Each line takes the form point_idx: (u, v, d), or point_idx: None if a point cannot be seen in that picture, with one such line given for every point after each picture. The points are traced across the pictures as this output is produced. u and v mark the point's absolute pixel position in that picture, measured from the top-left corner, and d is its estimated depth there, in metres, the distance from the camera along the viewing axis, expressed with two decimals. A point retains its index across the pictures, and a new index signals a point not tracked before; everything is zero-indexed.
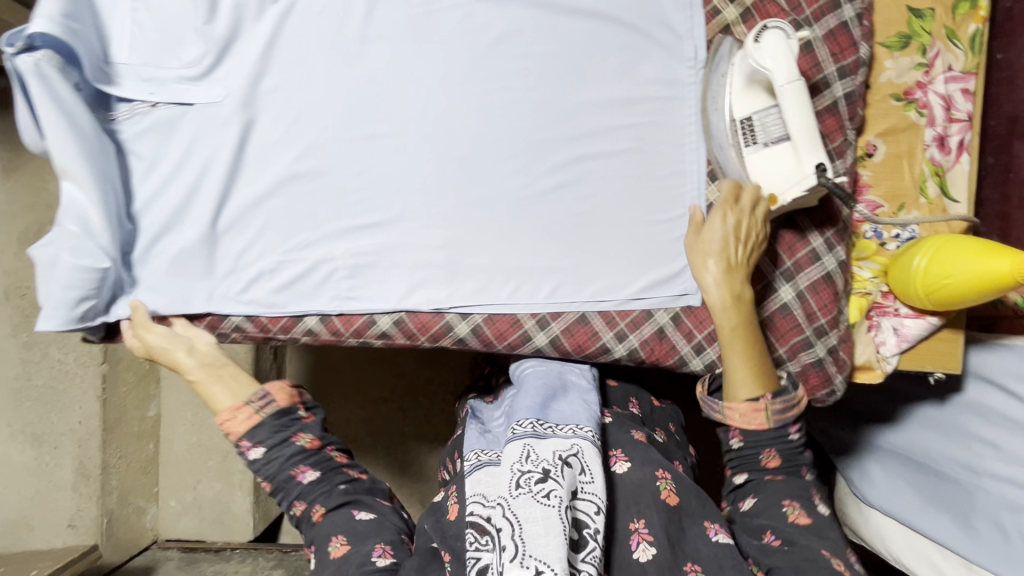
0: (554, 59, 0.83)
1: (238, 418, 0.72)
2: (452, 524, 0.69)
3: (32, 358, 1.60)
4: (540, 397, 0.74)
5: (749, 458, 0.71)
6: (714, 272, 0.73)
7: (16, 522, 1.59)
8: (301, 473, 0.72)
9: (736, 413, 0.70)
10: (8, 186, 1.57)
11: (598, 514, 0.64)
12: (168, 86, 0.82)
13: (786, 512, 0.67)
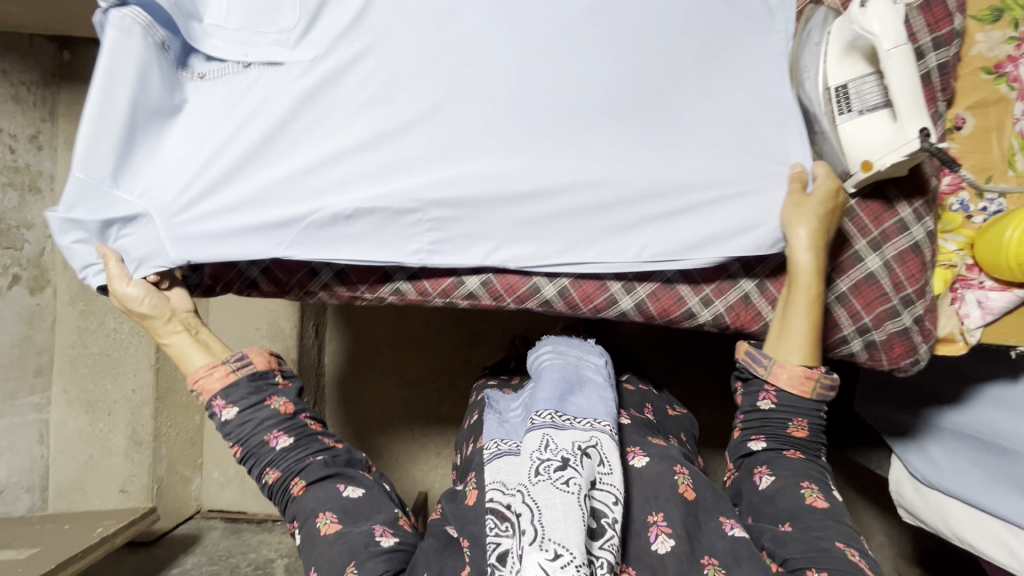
0: (636, 16, 0.80)
1: (214, 376, 0.79)
2: (473, 511, 0.79)
3: (89, 326, 1.64)
4: (559, 389, 0.82)
5: (781, 432, 0.80)
6: (811, 240, 0.76)
7: (70, 485, 1.63)
8: (275, 439, 0.77)
9: (787, 376, 0.78)
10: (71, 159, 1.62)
11: (615, 504, 0.71)
12: (260, 47, 0.81)
13: (804, 493, 0.75)
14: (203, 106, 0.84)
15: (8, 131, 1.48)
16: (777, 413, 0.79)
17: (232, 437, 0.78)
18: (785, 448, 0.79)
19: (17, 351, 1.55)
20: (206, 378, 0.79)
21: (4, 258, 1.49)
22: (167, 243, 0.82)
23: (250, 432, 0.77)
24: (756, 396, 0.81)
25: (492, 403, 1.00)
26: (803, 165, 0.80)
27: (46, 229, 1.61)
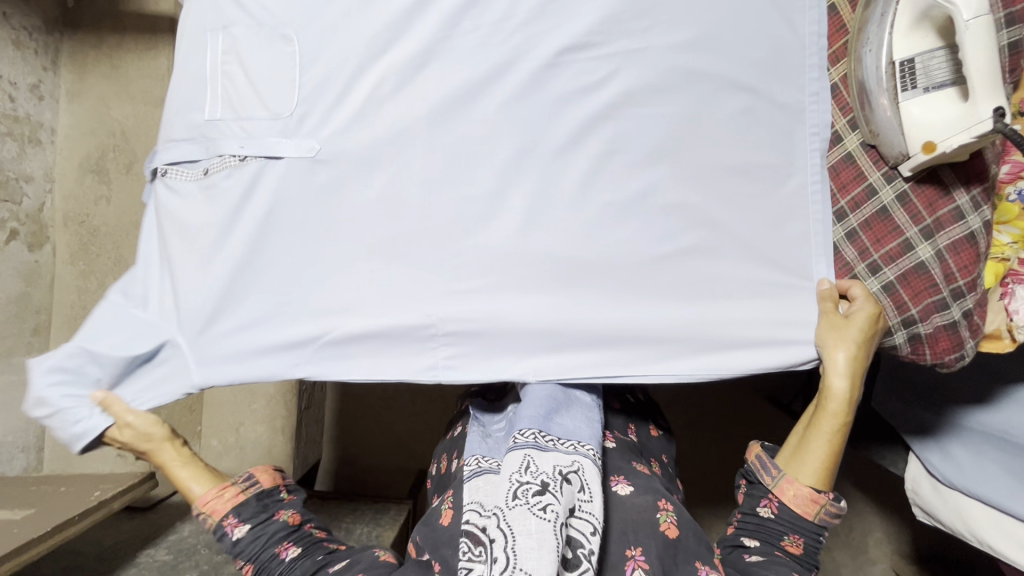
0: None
1: (224, 497, 0.81)
2: (446, 533, 0.76)
3: (89, 287, 1.60)
4: (544, 407, 0.77)
5: (778, 527, 0.77)
6: (846, 367, 0.75)
7: (65, 447, 1.60)
8: (283, 550, 0.79)
9: (795, 497, 0.76)
10: (75, 110, 1.56)
11: (593, 534, 0.67)
12: (261, 140, 0.80)
13: None
14: (201, 209, 0.82)
15: (9, 78, 1.39)
16: (776, 522, 0.77)
17: (241, 555, 0.80)
18: (777, 551, 0.76)
19: (14, 308, 1.47)
20: (212, 502, 0.81)
21: (2, 211, 1.41)
22: (192, 363, 0.82)
23: (258, 545, 0.80)
24: (757, 500, 0.79)
25: (472, 419, 0.93)
26: (830, 283, 0.80)
27: (46, 183, 1.54)
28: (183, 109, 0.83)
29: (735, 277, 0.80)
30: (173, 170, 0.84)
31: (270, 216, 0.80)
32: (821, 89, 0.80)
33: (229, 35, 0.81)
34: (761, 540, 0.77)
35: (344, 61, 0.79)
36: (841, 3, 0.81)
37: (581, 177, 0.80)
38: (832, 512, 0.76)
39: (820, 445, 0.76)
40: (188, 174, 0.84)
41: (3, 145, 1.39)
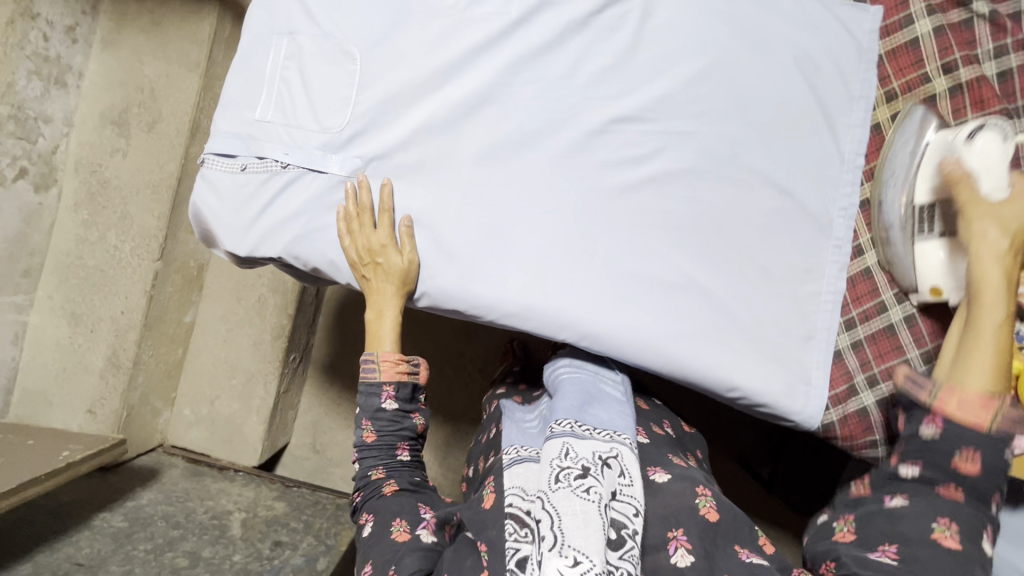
0: (740, 84, 0.80)
1: (394, 366, 0.88)
2: (491, 516, 0.71)
3: (89, 238, 1.56)
4: (578, 400, 0.78)
5: (946, 460, 0.61)
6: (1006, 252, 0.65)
7: (36, 394, 1.58)
8: (400, 451, 0.88)
9: (971, 410, 0.62)
10: (108, 60, 1.55)
11: (635, 517, 0.66)
12: (307, 150, 0.81)
13: (935, 527, 0.59)
14: (240, 205, 0.83)
15: (46, 17, 1.39)
16: (942, 444, 0.62)
17: (374, 422, 0.88)
18: (938, 488, 0.61)
19: (11, 248, 1.47)
20: (382, 367, 0.87)
21: (15, 149, 1.40)
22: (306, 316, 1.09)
23: (389, 430, 0.88)
24: (918, 422, 0.65)
25: (505, 413, 0.94)
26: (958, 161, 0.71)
27: (64, 127, 1.52)
28: (234, 103, 0.84)
29: (751, 372, 0.80)
30: (213, 160, 0.84)
31: (305, 233, 0.81)
32: (851, 206, 0.82)
33: (294, 43, 0.82)
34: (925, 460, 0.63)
35: (401, 89, 0.80)
36: (886, 124, 0.81)
37: (616, 241, 0.81)
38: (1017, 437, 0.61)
39: (986, 342, 0.64)
40: (225, 165, 0.83)
41: (29, 84, 1.39)
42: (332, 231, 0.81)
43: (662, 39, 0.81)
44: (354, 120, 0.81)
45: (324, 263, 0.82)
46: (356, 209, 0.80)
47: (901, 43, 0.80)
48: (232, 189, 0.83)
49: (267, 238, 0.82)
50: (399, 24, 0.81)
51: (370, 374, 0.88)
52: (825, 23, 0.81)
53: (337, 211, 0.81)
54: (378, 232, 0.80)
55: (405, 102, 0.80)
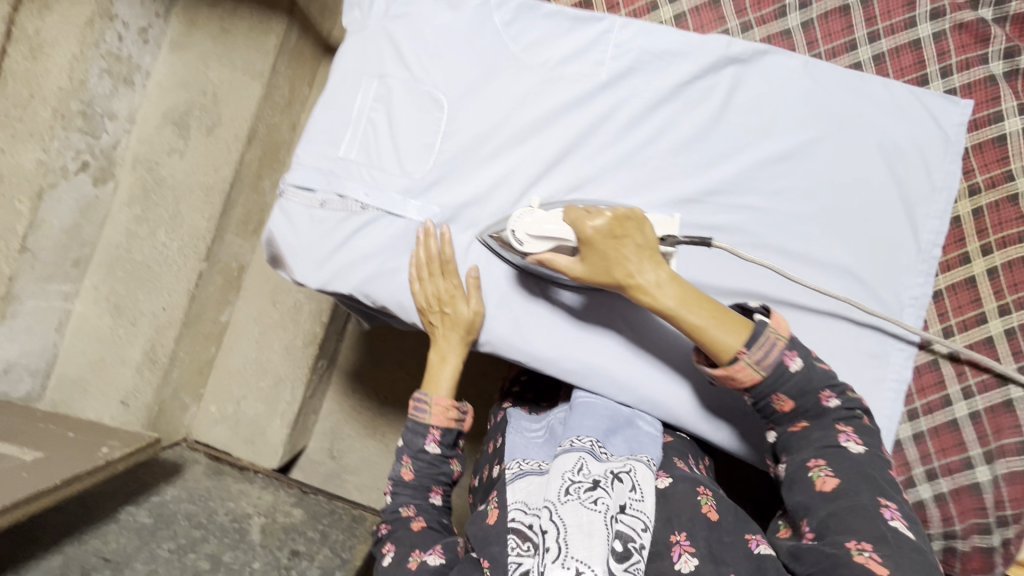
0: (820, 164, 0.80)
1: (445, 412, 0.87)
2: (494, 531, 0.70)
3: (139, 233, 1.59)
4: (604, 423, 0.77)
5: (794, 439, 0.68)
6: (637, 268, 0.68)
7: (72, 381, 1.61)
8: (434, 493, 0.87)
9: (745, 374, 0.66)
10: (174, 62, 1.58)
11: (644, 531, 0.65)
12: (387, 192, 0.82)
13: (813, 475, 0.65)
14: (315, 239, 0.84)
15: (123, 19, 1.43)
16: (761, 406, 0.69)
17: (414, 461, 0.87)
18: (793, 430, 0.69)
19: (65, 238, 1.50)
20: (433, 410, 0.87)
21: (80, 143, 1.44)
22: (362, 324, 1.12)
23: (429, 471, 0.87)
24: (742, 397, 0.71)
25: (510, 422, 0.90)
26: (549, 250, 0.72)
27: (127, 124, 1.56)
28: (319, 138, 0.85)
29: None
30: (292, 192, 0.85)
31: (378, 274, 0.83)
32: (924, 294, 0.81)
33: (384, 85, 0.83)
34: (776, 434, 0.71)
35: (484, 140, 0.82)
36: (967, 218, 0.81)
37: None
38: (792, 357, 0.67)
39: (700, 323, 0.66)
40: (305, 198, 0.84)
41: (100, 81, 1.42)
42: (405, 274, 0.83)
43: (749, 114, 0.81)
44: (436, 167, 0.82)
45: (392, 303, 0.84)
46: (428, 256, 0.81)
47: (988, 138, 0.80)
48: (310, 222, 0.85)
49: (340, 274, 0.84)
50: (488, 77, 0.82)
51: (420, 414, 0.88)
52: (913, 112, 0.80)
53: (411, 255, 0.82)
54: (450, 282, 0.81)
55: (488, 153, 0.82)
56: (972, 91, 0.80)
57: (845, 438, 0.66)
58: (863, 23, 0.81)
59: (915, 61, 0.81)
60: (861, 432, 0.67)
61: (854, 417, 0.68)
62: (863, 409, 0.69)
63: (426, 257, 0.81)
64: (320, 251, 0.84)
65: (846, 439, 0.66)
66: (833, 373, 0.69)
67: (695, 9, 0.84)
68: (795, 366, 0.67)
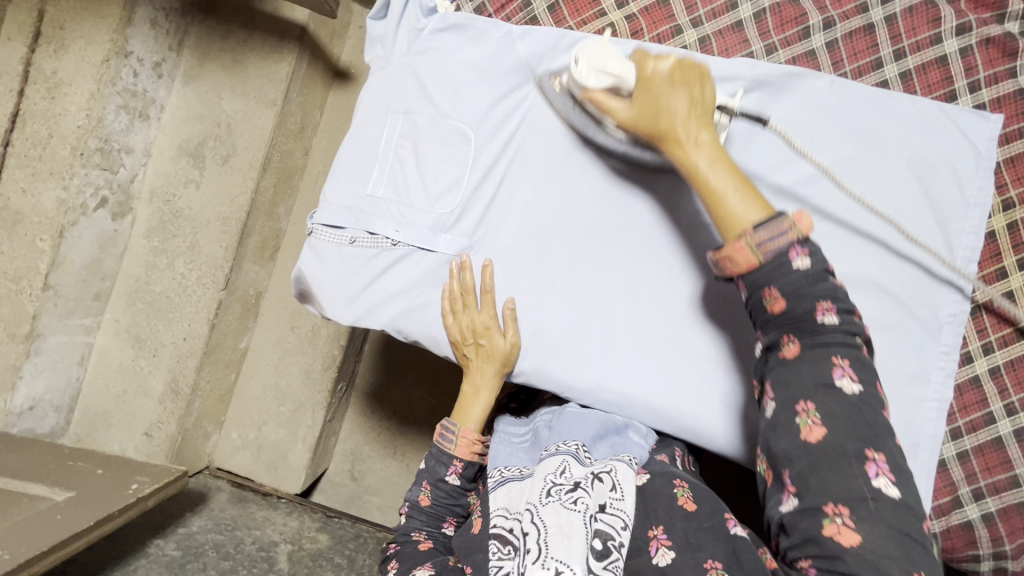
0: (849, 184, 0.80)
1: (471, 444, 0.83)
2: (478, 539, 0.72)
3: (158, 264, 1.60)
4: (592, 428, 0.78)
5: (782, 367, 0.61)
6: (682, 121, 0.66)
7: (96, 414, 1.61)
8: (447, 524, 0.82)
9: (742, 257, 0.61)
10: (187, 94, 1.59)
11: (624, 529, 0.64)
12: (416, 228, 0.83)
13: (799, 420, 0.59)
14: (347, 277, 0.85)
15: (137, 54, 1.43)
16: (754, 304, 0.62)
17: (433, 488, 0.82)
18: (782, 350, 0.61)
19: (86, 274, 1.51)
20: (459, 442, 0.83)
21: (98, 179, 1.45)
22: None
23: (447, 499, 0.82)
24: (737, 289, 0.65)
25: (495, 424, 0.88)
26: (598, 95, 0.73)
27: (143, 157, 1.57)
28: (346, 176, 0.85)
29: None
30: (322, 231, 0.85)
31: (412, 308, 0.83)
32: (961, 312, 0.80)
33: (410, 122, 0.83)
34: (763, 348, 0.63)
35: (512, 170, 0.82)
36: (1002, 232, 0.80)
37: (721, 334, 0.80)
38: (801, 254, 0.60)
39: (717, 185, 0.63)
40: (336, 237, 0.85)
41: (116, 117, 1.44)
42: (437, 309, 0.83)
43: (776, 136, 0.81)
44: (465, 200, 0.83)
45: (426, 337, 0.85)
46: (460, 289, 0.81)
47: (1020, 152, 0.79)
48: (340, 260, 0.85)
49: (374, 310, 0.84)
50: (512, 108, 0.83)
51: (446, 443, 0.84)
52: (942, 129, 0.80)
53: (442, 288, 0.83)
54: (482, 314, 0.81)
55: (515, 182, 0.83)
56: (1002, 106, 0.79)
57: (839, 375, 0.58)
58: (889, 42, 0.80)
59: (942, 78, 0.81)
60: (859, 367, 0.59)
61: (852, 347, 0.59)
62: (863, 338, 0.61)
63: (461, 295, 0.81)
64: (353, 288, 0.84)
65: (840, 376, 0.58)
66: (841, 290, 0.60)
67: (719, 32, 0.83)
68: (801, 265, 0.60)
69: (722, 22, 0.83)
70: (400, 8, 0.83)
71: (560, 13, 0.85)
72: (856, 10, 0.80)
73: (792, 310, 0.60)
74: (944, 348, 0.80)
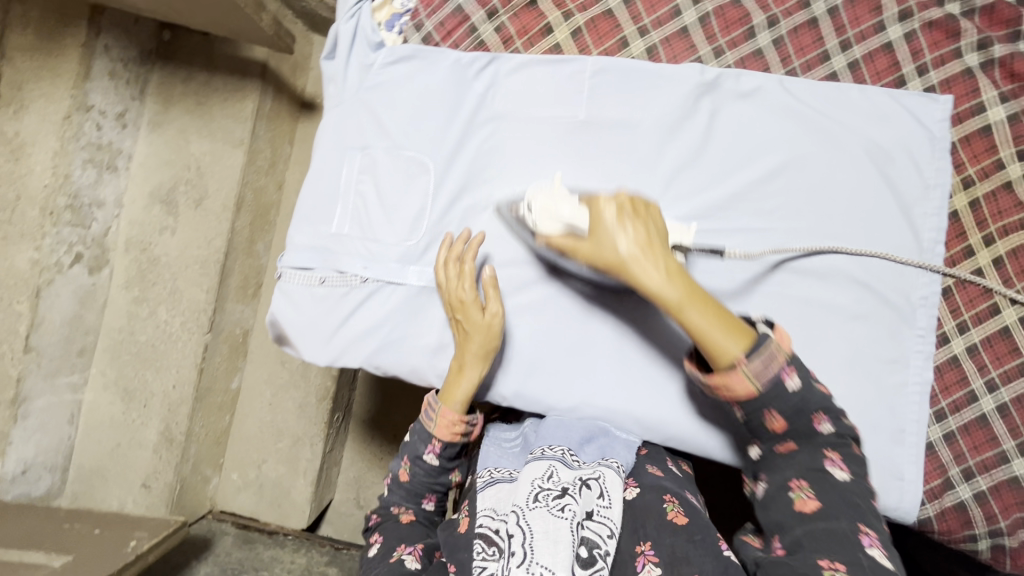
0: (808, 178, 0.81)
1: (450, 424, 0.79)
2: (463, 538, 0.70)
3: (140, 314, 1.59)
4: (580, 433, 0.78)
5: (779, 458, 0.65)
6: (640, 256, 0.64)
7: (92, 470, 1.60)
8: (427, 499, 0.82)
9: (740, 384, 0.62)
10: (155, 141, 1.59)
11: (609, 537, 0.65)
12: (385, 263, 0.82)
13: (792, 496, 0.62)
14: (322, 317, 0.84)
15: (98, 108, 1.43)
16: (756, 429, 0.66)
17: (412, 465, 0.81)
18: (776, 448, 0.65)
19: (67, 331, 1.50)
20: (438, 422, 0.78)
21: (71, 236, 1.44)
22: None
23: (425, 477, 0.81)
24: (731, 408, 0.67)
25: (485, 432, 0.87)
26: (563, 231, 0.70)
27: (115, 209, 1.57)
28: (310, 217, 0.85)
29: None
30: (291, 274, 0.85)
31: (387, 343, 0.83)
32: (932, 294, 0.80)
33: (368, 157, 0.83)
34: (762, 450, 0.67)
35: (476, 195, 0.83)
36: (964, 211, 0.80)
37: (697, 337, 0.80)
38: (791, 374, 0.63)
39: (696, 324, 0.62)
40: (306, 278, 0.84)
41: (83, 172, 1.43)
42: (412, 341, 0.83)
43: (736, 139, 0.81)
44: (430, 231, 0.83)
45: (404, 371, 0.83)
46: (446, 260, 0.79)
47: (973, 130, 0.80)
48: (313, 300, 0.84)
49: (352, 348, 0.83)
50: (469, 133, 0.83)
51: (426, 419, 0.80)
52: (894, 115, 0.80)
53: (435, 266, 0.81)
54: (462, 285, 0.78)
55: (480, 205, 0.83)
56: (951, 86, 0.80)
57: (830, 464, 0.62)
58: (834, 34, 0.81)
59: (889, 64, 0.81)
60: (851, 460, 0.63)
61: (845, 444, 0.63)
62: (856, 438, 0.65)
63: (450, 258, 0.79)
64: (328, 328, 0.84)
65: (832, 465, 0.62)
66: (831, 399, 0.64)
67: (666, 40, 0.83)
68: (792, 386, 0.63)
69: (668, 29, 0.83)
70: (347, 46, 0.83)
71: (506, 32, 0.84)
72: (799, 5, 0.81)
73: (792, 423, 0.63)
74: (919, 330, 0.80)
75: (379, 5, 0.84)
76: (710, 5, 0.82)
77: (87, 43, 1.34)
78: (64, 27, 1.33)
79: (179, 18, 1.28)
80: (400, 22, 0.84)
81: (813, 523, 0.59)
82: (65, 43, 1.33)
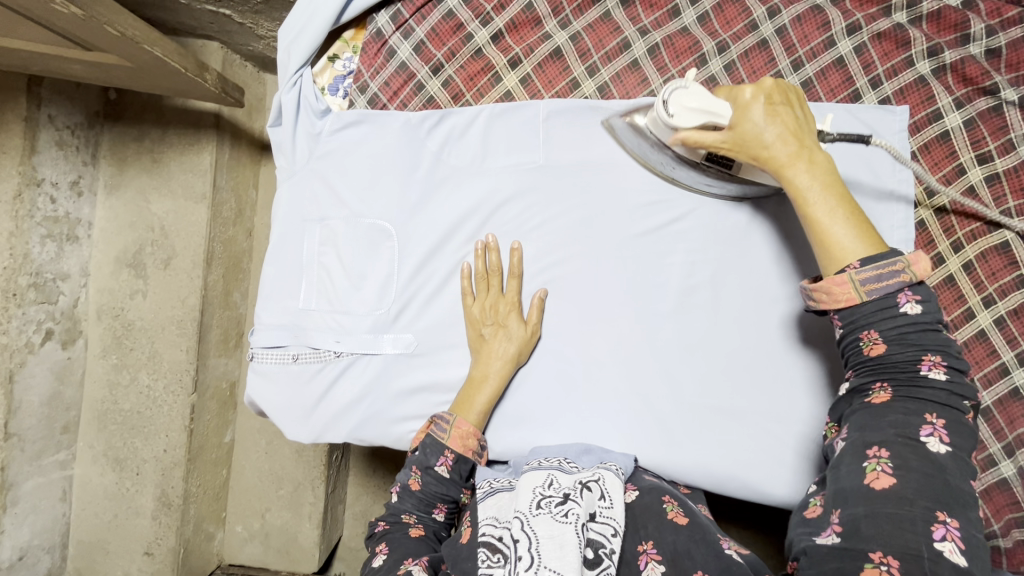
0: None
1: (466, 438, 0.73)
2: (466, 547, 0.62)
3: (122, 382, 1.56)
4: (575, 450, 0.76)
5: (864, 414, 0.51)
6: (786, 151, 0.58)
7: (92, 543, 1.58)
8: (438, 511, 0.72)
9: (843, 293, 0.52)
10: (114, 204, 1.55)
11: (614, 536, 0.60)
12: (356, 334, 0.82)
13: (866, 466, 0.48)
14: (299, 394, 0.83)
15: (50, 179, 1.38)
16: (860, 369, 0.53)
17: (424, 473, 0.72)
18: (870, 392, 0.52)
19: (48, 410, 1.47)
20: (452, 432, 0.73)
21: (39, 314, 1.41)
22: None
23: (438, 487, 0.72)
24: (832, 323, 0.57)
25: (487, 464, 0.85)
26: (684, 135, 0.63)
27: (81, 279, 1.53)
28: (274, 296, 0.84)
29: None
30: (262, 354, 0.83)
31: (368, 416, 0.82)
32: None
33: (327, 228, 0.82)
34: (847, 391, 0.54)
35: (438, 255, 0.82)
36: (931, 220, 0.80)
37: (678, 372, 0.79)
38: (910, 300, 0.51)
39: (825, 222, 0.55)
40: (276, 357, 0.83)
41: (42, 248, 1.39)
42: (392, 411, 0.82)
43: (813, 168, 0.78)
44: (400, 295, 0.82)
45: (388, 440, 0.83)
46: (486, 271, 0.79)
47: (932, 138, 0.79)
48: (289, 378, 0.83)
49: (334, 422, 0.83)
50: (428, 193, 0.82)
51: (438, 430, 0.74)
52: (851, 129, 0.80)
53: (462, 273, 0.80)
54: (493, 299, 0.79)
55: (446, 266, 0.82)
56: (906, 96, 0.79)
57: (926, 432, 0.48)
58: (784, 53, 0.81)
59: (842, 80, 0.80)
60: (956, 430, 0.48)
61: (955, 411, 0.49)
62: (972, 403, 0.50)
63: (490, 264, 0.79)
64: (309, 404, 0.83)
65: (929, 434, 0.48)
66: (955, 347, 0.51)
67: (616, 77, 0.82)
68: (913, 311, 0.51)
69: (619, 63, 0.82)
70: (292, 118, 0.83)
71: (454, 86, 0.84)
72: (746, 29, 0.81)
73: (893, 359, 0.51)
74: None
75: (321, 71, 0.85)
76: (657, 35, 0.81)
77: (28, 115, 1.28)
78: (3, 103, 1.27)
79: (117, 84, 1.24)
80: (344, 85, 0.86)
81: (884, 504, 0.46)
82: (6, 115, 1.27)
